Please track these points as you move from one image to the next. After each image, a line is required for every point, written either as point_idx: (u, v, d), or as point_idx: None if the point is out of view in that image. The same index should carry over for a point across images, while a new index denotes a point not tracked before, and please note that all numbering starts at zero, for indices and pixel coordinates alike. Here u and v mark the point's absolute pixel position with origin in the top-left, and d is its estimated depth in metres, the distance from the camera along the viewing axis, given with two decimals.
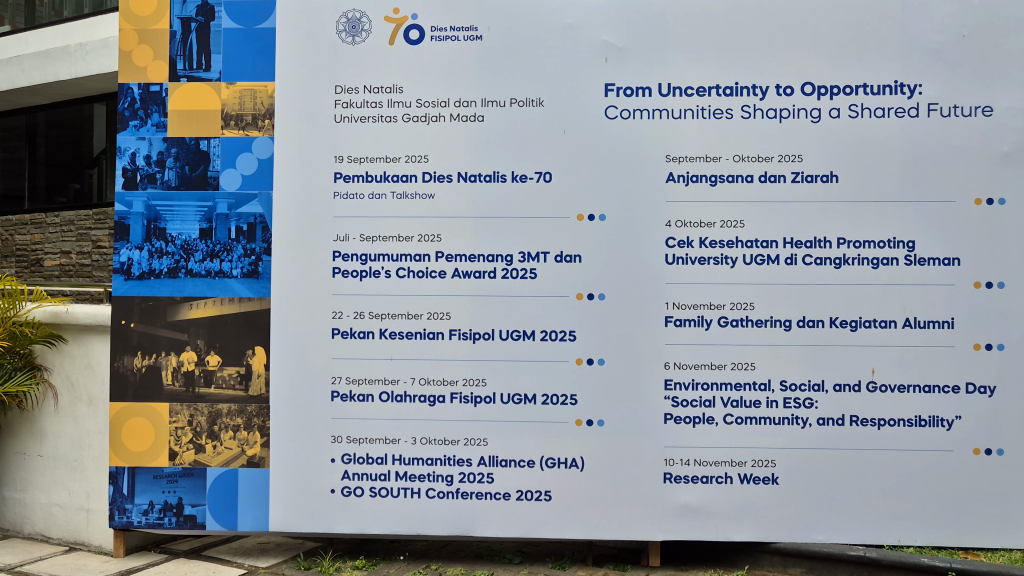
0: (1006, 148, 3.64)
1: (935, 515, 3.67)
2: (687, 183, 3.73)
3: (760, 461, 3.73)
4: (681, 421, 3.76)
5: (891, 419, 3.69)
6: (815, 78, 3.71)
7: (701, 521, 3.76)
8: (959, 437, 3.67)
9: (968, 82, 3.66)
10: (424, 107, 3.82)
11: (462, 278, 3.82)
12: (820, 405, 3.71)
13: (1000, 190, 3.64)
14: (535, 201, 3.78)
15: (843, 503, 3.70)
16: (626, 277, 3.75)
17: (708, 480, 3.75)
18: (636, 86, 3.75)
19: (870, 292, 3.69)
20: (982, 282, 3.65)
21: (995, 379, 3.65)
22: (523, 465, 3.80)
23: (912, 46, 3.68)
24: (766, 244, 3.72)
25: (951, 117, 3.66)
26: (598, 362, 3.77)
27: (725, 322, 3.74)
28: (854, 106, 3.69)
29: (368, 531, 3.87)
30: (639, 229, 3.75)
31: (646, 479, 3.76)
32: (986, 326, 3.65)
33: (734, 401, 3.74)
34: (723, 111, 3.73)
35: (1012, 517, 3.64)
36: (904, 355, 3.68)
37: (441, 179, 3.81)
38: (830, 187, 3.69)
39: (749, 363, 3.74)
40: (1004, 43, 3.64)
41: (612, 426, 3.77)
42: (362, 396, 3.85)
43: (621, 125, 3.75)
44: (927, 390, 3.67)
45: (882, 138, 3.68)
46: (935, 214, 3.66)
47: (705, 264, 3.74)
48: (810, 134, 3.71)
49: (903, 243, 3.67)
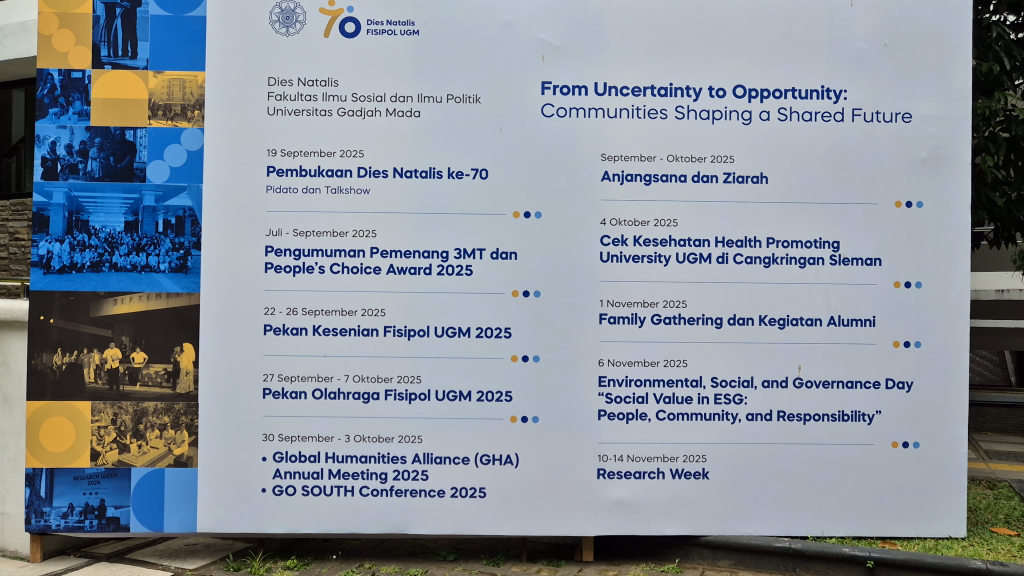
0: (925, 153, 3.79)
1: (856, 506, 3.80)
2: (622, 182, 3.78)
3: (691, 456, 3.80)
4: (615, 418, 3.81)
5: (816, 414, 3.80)
6: (746, 81, 3.80)
7: (634, 515, 3.81)
8: (880, 431, 3.81)
9: (890, 89, 3.79)
10: (361, 101, 3.78)
11: (397, 274, 3.78)
12: (750, 401, 3.80)
13: (919, 194, 3.78)
14: (472, 198, 3.77)
15: (770, 496, 3.80)
16: (561, 274, 3.78)
17: (641, 475, 3.80)
18: (573, 85, 3.78)
19: (798, 291, 3.79)
20: (901, 282, 3.79)
21: (912, 375, 3.80)
22: (458, 462, 3.80)
23: (839, 52, 3.79)
24: (699, 243, 3.79)
25: (874, 122, 3.79)
26: (533, 359, 3.78)
27: (659, 319, 3.79)
28: (784, 109, 3.79)
29: (301, 531, 3.81)
30: (575, 228, 3.78)
31: (580, 475, 3.80)
32: (905, 324, 3.80)
33: (667, 398, 3.80)
34: (657, 111, 3.79)
35: (927, 506, 3.80)
36: (830, 352, 3.79)
37: (377, 174, 3.77)
38: (761, 187, 3.78)
39: (681, 360, 3.80)
40: (923, 52, 3.78)
41: (547, 422, 3.79)
42: (295, 393, 3.79)
43: (557, 123, 3.78)
44: (850, 385, 3.80)
45: (810, 141, 3.79)
46: (859, 215, 3.79)
47: (640, 262, 3.79)
48: (741, 136, 3.79)
49: (829, 243, 3.78)
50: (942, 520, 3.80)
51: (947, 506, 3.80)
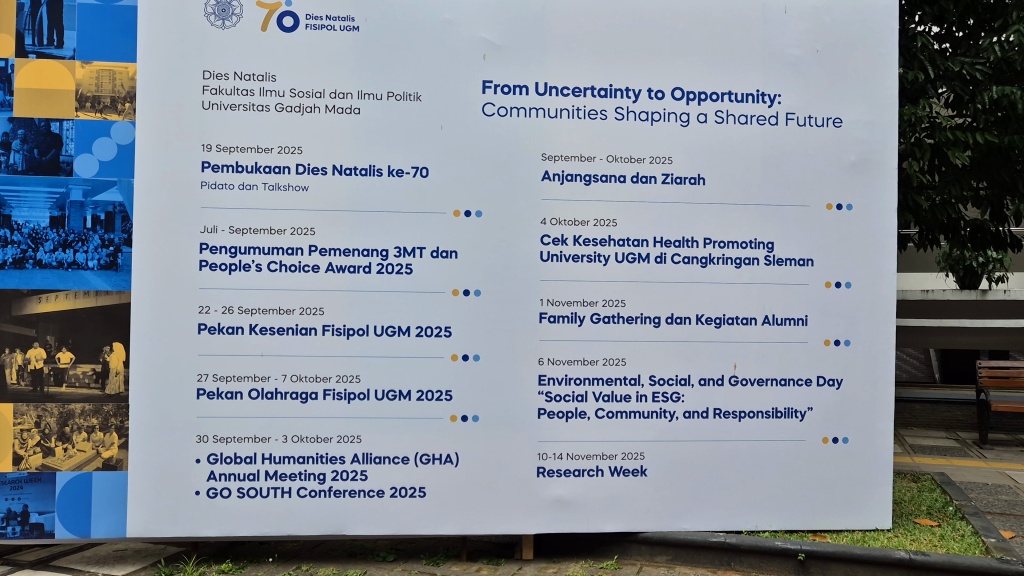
0: (855, 157, 3.91)
1: (788, 501, 3.90)
2: (563, 182, 3.80)
3: (629, 453, 3.85)
4: (555, 416, 3.83)
5: (751, 412, 3.89)
6: (684, 84, 3.86)
7: (573, 513, 3.83)
8: (811, 427, 3.91)
9: (822, 95, 3.90)
10: (299, 97, 3.72)
11: (336, 273, 3.73)
12: (686, 399, 3.86)
13: (849, 197, 3.90)
14: (412, 196, 3.75)
15: (706, 492, 3.87)
16: (502, 274, 3.78)
17: (581, 473, 3.83)
18: (514, 85, 3.78)
19: (733, 290, 3.87)
20: (832, 282, 3.90)
21: (842, 372, 3.92)
22: (398, 461, 3.77)
23: (773, 58, 3.89)
24: (638, 243, 3.83)
25: (806, 126, 3.89)
26: (473, 358, 3.78)
27: (598, 318, 3.82)
28: (720, 111, 3.86)
29: (236, 534, 3.73)
30: (515, 227, 3.79)
31: (521, 473, 3.81)
32: (835, 323, 3.91)
33: (606, 396, 3.84)
34: (597, 112, 3.82)
35: (855, 500, 3.93)
36: (764, 350, 3.88)
37: (316, 171, 3.72)
38: (698, 189, 3.85)
39: (620, 359, 3.84)
40: (852, 60, 3.90)
41: (487, 421, 3.80)
42: (230, 393, 3.70)
43: (498, 123, 3.78)
44: (783, 383, 3.90)
45: (745, 144, 3.87)
46: (792, 217, 3.88)
47: (579, 262, 3.81)
48: (679, 137, 3.85)
49: (763, 244, 3.87)
50: (868, 513, 3.93)
51: (874, 500, 3.94)
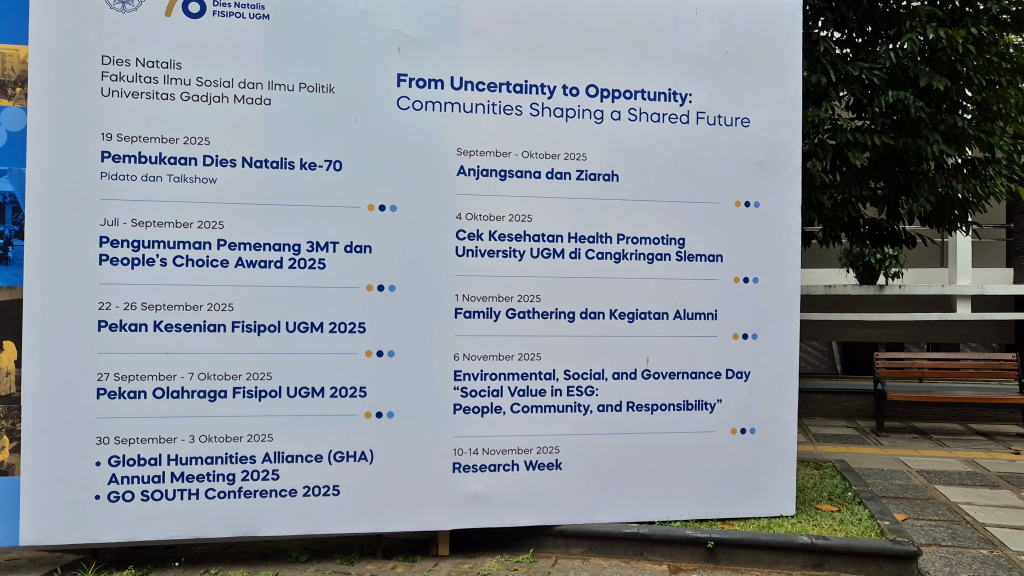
0: (761, 156, 4.03)
1: (699, 491, 4.00)
2: (478, 177, 3.80)
3: (544, 447, 3.88)
4: (471, 411, 3.82)
5: (663, 404, 3.97)
6: (598, 81, 3.90)
7: (488, 508, 3.84)
8: (720, 419, 4.03)
9: (730, 95, 4.01)
10: (206, 86, 3.59)
11: (246, 268, 3.63)
12: (600, 392, 3.91)
13: (756, 195, 4.02)
14: (326, 190, 3.68)
15: (620, 484, 3.93)
16: (417, 269, 3.76)
17: (496, 468, 3.84)
18: (429, 78, 3.76)
19: (646, 286, 3.94)
20: (740, 277, 4.02)
21: (749, 365, 4.04)
22: (311, 460, 3.70)
23: (684, 58, 3.97)
24: (553, 239, 3.86)
25: (716, 125, 4.00)
26: (388, 353, 3.74)
27: (513, 313, 3.84)
28: (634, 109, 3.93)
29: (139, 539, 3.59)
30: (430, 222, 3.76)
31: (436, 469, 3.79)
32: (743, 317, 4.03)
33: (521, 390, 3.86)
34: (513, 107, 3.83)
35: (761, 488, 4.07)
36: (675, 344, 3.97)
37: (224, 163, 3.60)
38: (611, 185, 3.90)
39: (535, 354, 3.87)
40: (759, 61, 4.03)
41: (402, 417, 3.76)
42: (133, 393, 3.55)
43: (413, 116, 3.75)
44: (693, 375, 3.99)
45: (658, 141, 3.94)
46: (702, 214, 3.98)
47: (494, 257, 3.82)
48: (593, 134, 3.89)
49: (675, 240, 3.95)
50: (773, 500, 4.08)
51: (779, 487, 4.08)
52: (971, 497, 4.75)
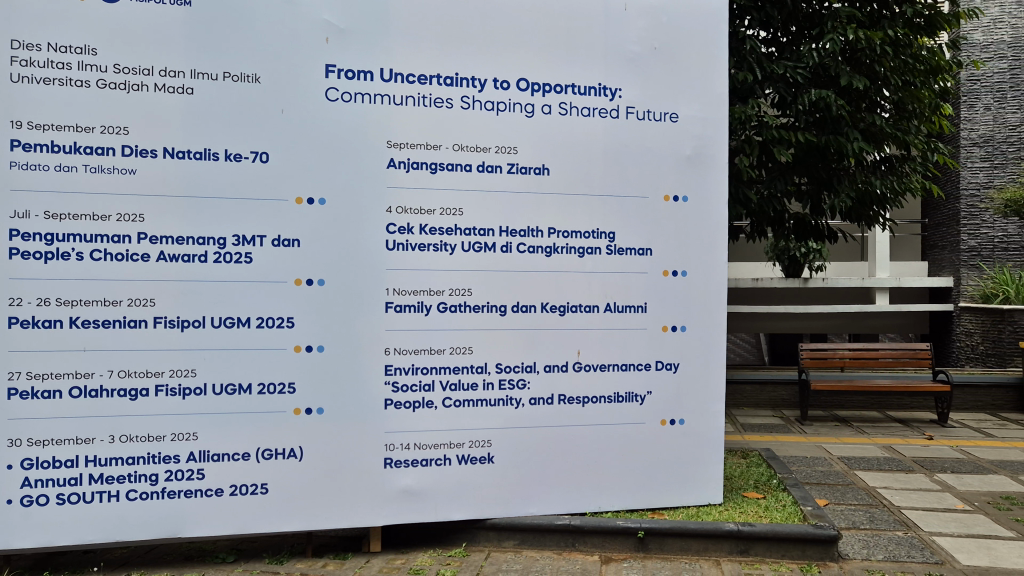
0: (689, 152, 4.10)
1: (630, 481, 4.06)
2: (409, 170, 3.77)
3: (476, 441, 3.88)
4: (402, 406, 3.79)
5: (594, 396, 4.01)
6: (529, 75, 3.91)
7: (420, 503, 3.82)
8: (649, 410, 4.09)
9: (659, 91, 4.07)
10: (124, 73, 3.46)
11: (168, 262, 3.52)
12: (532, 385, 3.93)
13: (684, 189, 4.09)
14: (252, 182, 3.60)
15: (552, 476, 3.96)
16: (347, 263, 3.70)
17: (428, 463, 3.82)
18: (358, 70, 3.71)
19: (577, 279, 3.97)
20: (669, 271, 4.08)
21: (678, 357, 4.11)
22: (238, 458, 3.62)
23: (613, 53, 4.02)
24: (484, 232, 3.85)
25: (645, 120, 4.05)
26: (317, 349, 3.69)
27: (445, 307, 3.82)
28: (564, 103, 3.94)
29: (55, 544, 3.46)
30: (360, 216, 3.71)
31: (367, 465, 3.75)
32: (672, 309, 4.10)
33: (453, 384, 3.84)
34: (444, 100, 3.81)
35: (689, 477, 4.15)
36: (606, 337, 4.01)
37: (144, 154, 3.48)
38: (542, 179, 3.92)
39: (467, 348, 3.86)
40: (686, 58, 4.11)
41: (332, 413, 3.71)
42: (47, 392, 3.41)
43: (342, 108, 3.69)
44: (624, 367, 4.04)
45: (588, 136, 3.97)
46: (632, 208, 4.03)
47: (425, 251, 3.80)
48: (524, 128, 3.90)
49: (605, 234, 3.99)
50: (701, 490, 4.17)
51: (706, 476, 4.17)
52: (888, 481, 4.94)
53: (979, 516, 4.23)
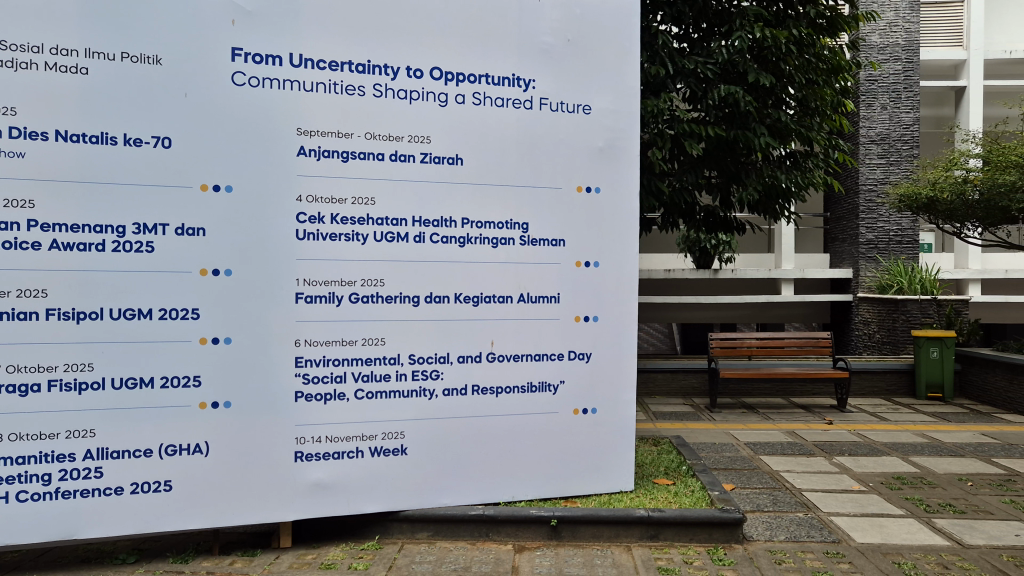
0: (602, 143, 4.16)
1: (543, 470, 4.09)
2: (319, 158, 3.68)
3: (389, 433, 3.84)
4: (313, 399, 3.72)
5: (508, 387, 4.02)
6: (443, 64, 3.88)
7: (332, 496, 3.75)
8: (563, 400, 4.13)
9: (572, 83, 4.12)
10: (11, 51, 3.26)
11: (61, 251, 3.35)
12: (446, 376, 3.92)
13: (597, 180, 4.14)
14: (153, 168, 3.45)
15: (466, 467, 3.95)
16: (255, 252, 3.60)
17: (340, 456, 3.76)
18: (266, 54, 3.60)
19: (491, 269, 3.97)
20: (582, 261, 4.13)
21: (591, 346, 4.17)
22: (139, 455, 3.48)
23: (527, 44, 4.04)
24: (397, 222, 3.81)
25: (558, 111, 4.08)
26: (224, 341, 3.57)
27: (357, 298, 3.76)
28: (477, 93, 3.93)
29: None
30: (269, 205, 3.61)
31: (277, 459, 3.66)
32: (584, 299, 4.15)
33: (366, 376, 3.79)
34: (355, 88, 3.74)
35: (602, 465, 4.21)
36: (520, 327, 4.03)
37: (34, 136, 3.29)
38: (456, 169, 3.90)
39: (380, 339, 3.81)
40: (598, 51, 4.17)
41: (239, 407, 3.61)
42: None
43: (249, 93, 3.58)
44: (537, 358, 4.07)
45: (502, 126, 3.97)
46: (545, 198, 4.05)
47: (336, 240, 3.73)
48: (438, 117, 3.87)
49: (518, 225, 4.01)
50: (613, 476, 4.24)
51: (618, 463, 4.25)
52: (790, 465, 5.13)
53: (873, 496, 4.44)
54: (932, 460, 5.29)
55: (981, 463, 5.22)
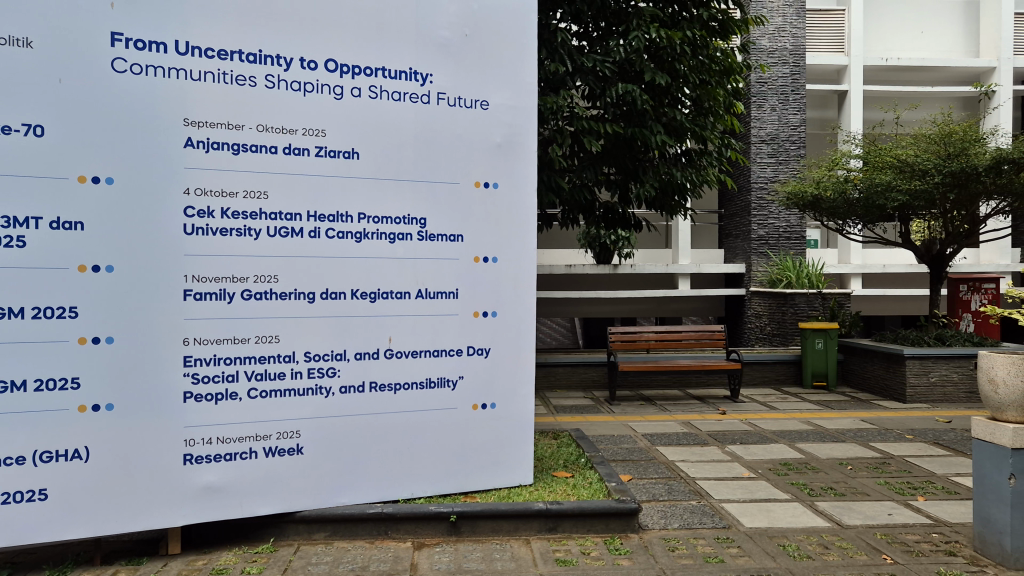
0: (499, 139, 4.19)
1: (443, 466, 4.08)
2: (208, 151, 3.56)
3: (284, 432, 3.75)
4: (202, 399, 3.59)
5: (406, 383, 3.99)
6: (338, 56, 3.82)
7: (224, 499, 3.64)
8: (461, 395, 4.13)
9: (469, 78, 4.13)
10: None
11: None
12: (343, 374, 3.85)
13: (495, 176, 4.17)
14: (24, 158, 3.25)
15: (365, 465, 3.90)
16: (138, 248, 3.45)
17: (232, 457, 3.65)
18: (149, 40, 3.44)
19: (388, 265, 3.93)
20: (479, 257, 4.15)
21: (489, 341, 4.20)
22: (11, 463, 3.27)
23: (424, 38, 4.02)
24: (290, 217, 3.72)
25: (456, 106, 4.08)
26: (105, 341, 3.40)
27: (249, 295, 3.66)
28: (374, 87, 3.89)
29: None
30: (153, 197, 3.47)
31: (164, 463, 3.52)
32: (483, 295, 4.17)
33: (259, 374, 3.69)
34: (246, 78, 3.63)
35: (501, 460, 4.24)
36: (418, 323, 4.01)
37: None
38: (352, 163, 3.84)
39: (273, 336, 3.71)
40: (495, 47, 4.20)
41: (122, 410, 3.44)
42: None
43: (131, 81, 3.42)
44: (436, 353, 4.06)
45: (399, 120, 3.94)
46: (443, 194, 4.05)
47: (227, 236, 3.61)
48: (332, 110, 3.80)
49: (416, 220, 3.98)
50: (513, 470, 4.27)
51: (517, 458, 4.28)
52: (684, 454, 5.28)
53: (761, 482, 4.62)
54: (816, 446, 5.55)
55: (859, 448, 5.52)
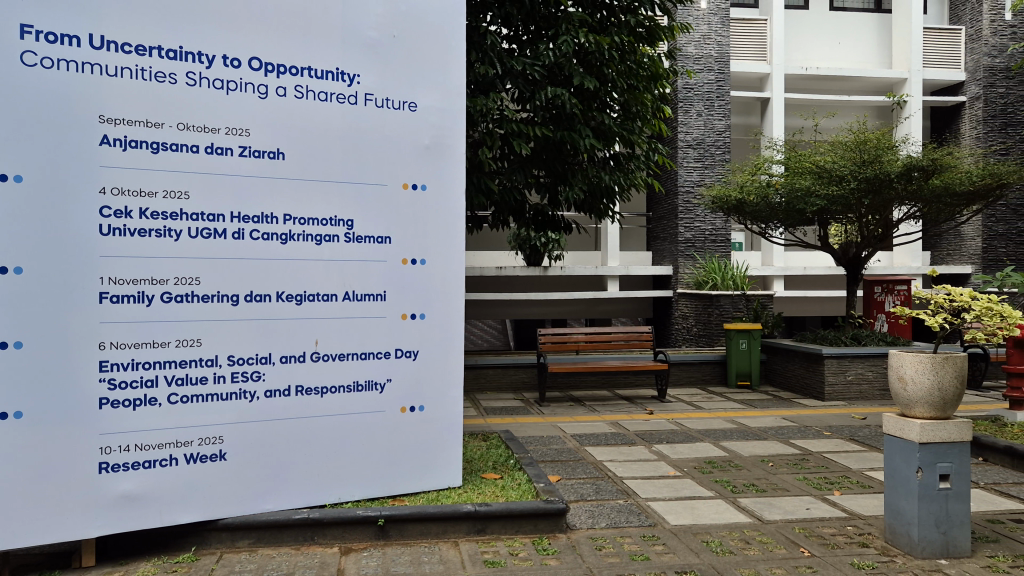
0: (427, 141, 4.19)
1: (370, 470, 4.05)
2: (125, 149, 3.44)
3: (206, 438, 3.66)
4: (119, 405, 3.47)
5: (333, 387, 3.94)
6: (263, 54, 3.75)
7: (141, 507, 3.52)
8: (389, 398, 4.11)
9: (396, 79, 4.11)
10: None
11: None
12: (267, 377, 3.78)
13: (423, 178, 4.17)
14: None
15: (291, 470, 3.84)
16: (50, 249, 3.30)
17: (151, 465, 3.54)
18: (61, 33, 3.31)
19: (314, 267, 3.88)
20: (407, 259, 4.14)
21: (418, 344, 4.18)
22: None
23: (351, 38, 3.99)
24: (212, 218, 3.64)
25: (383, 108, 4.06)
26: (12, 345, 3.22)
27: (169, 297, 3.56)
28: (299, 86, 3.83)
29: None
30: (66, 196, 3.33)
31: (78, 472, 3.38)
32: (411, 297, 4.15)
33: (179, 379, 3.59)
34: (165, 75, 3.53)
35: (429, 462, 4.23)
36: (345, 326, 3.97)
37: None
38: (277, 163, 3.78)
39: (194, 339, 3.62)
40: (423, 49, 4.20)
41: (32, 418, 3.27)
42: None
43: (42, 74, 3.27)
44: (363, 356, 4.02)
45: (326, 121, 3.89)
46: (370, 195, 4.02)
47: (145, 236, 3.51)
48: (256, 109, 3.73)
49: (343, 222, 3.95)
50: (441, 473, 4.27)
51: (445, 460, 4.28)
52: (612, 454, 5.35)
53: (686, 480, 4.72)
54: (738, 444, 5.69)
55: (779, 445, 5.68)
